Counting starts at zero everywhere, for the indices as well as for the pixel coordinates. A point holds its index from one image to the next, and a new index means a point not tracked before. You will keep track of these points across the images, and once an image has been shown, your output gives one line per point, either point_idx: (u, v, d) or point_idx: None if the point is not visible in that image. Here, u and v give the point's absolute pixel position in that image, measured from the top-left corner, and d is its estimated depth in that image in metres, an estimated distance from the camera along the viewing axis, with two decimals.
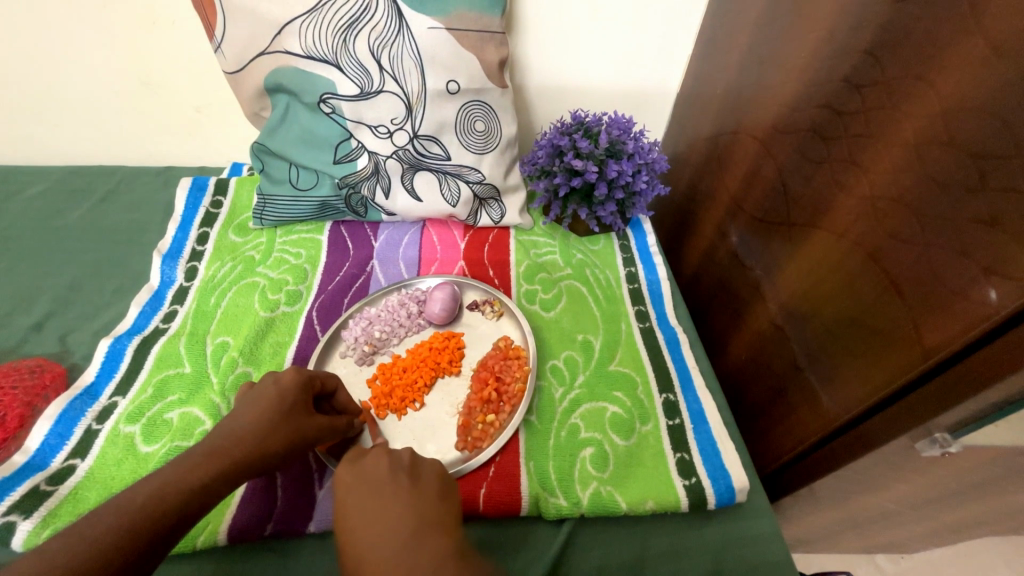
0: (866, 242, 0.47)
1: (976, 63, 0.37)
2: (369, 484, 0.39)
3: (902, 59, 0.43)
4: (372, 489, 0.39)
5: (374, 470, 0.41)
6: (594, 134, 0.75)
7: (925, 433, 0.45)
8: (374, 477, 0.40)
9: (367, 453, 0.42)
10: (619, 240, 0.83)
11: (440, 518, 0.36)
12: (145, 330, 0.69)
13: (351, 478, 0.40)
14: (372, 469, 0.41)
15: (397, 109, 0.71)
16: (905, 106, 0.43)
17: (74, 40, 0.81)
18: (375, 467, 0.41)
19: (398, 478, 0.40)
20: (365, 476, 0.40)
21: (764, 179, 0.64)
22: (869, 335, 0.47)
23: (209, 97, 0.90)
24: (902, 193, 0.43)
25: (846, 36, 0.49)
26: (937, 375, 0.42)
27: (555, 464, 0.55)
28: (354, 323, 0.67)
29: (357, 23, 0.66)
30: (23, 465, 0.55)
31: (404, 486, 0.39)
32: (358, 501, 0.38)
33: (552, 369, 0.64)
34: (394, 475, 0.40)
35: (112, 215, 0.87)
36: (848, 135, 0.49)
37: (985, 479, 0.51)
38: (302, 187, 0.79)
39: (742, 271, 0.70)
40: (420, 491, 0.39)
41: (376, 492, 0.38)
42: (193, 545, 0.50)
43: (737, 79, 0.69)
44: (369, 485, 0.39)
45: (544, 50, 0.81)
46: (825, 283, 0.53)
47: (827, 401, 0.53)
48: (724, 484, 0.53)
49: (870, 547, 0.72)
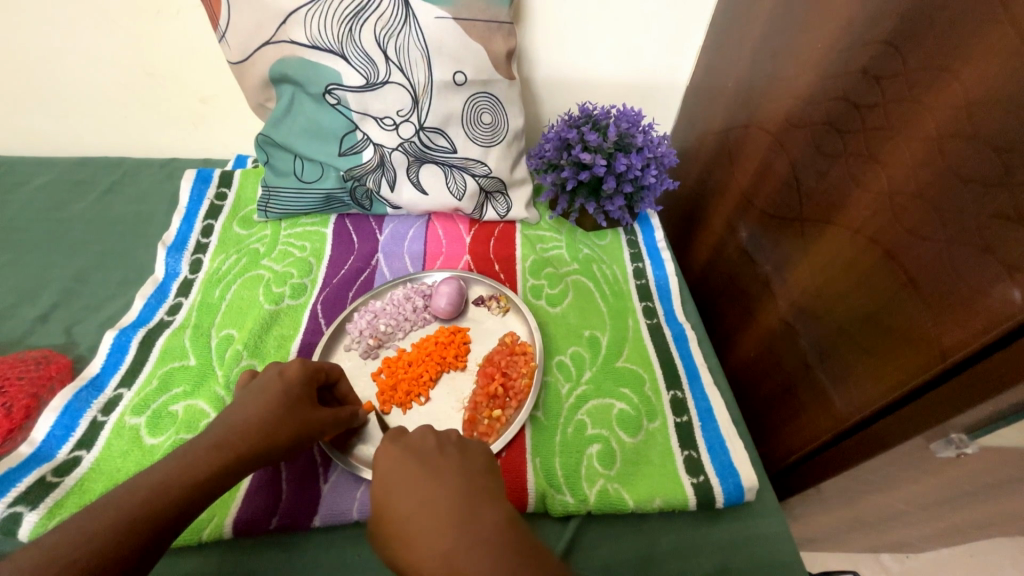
0: (883, 239, 0.46)
1: (1003, 52, 0.36)
2: (414, 458, 0.39)
3: (923, 51, 0.42)
4: (418, 462, 0.38)
5: (420, 445, 0.40)
6: (602, 127, 0.73)
7: (941, 434, 0.44)
8: (420, 452, 0.39)
9: (411, 430, 0.42)
10: (626, 235, 0.82)
11: (489, 491, 0.36)
12: (150, 322, 0.69)
13: (396, 452, 0.39)
14: (417, 444, 0.40)
15: (404, 101, 0.70)
16: (926, 99, 0.42)
17: (77, 29, 0.80)
18: (420, 442, 0.40)
19: (446, 453, 0.39)
20: (410, 451, 0.39)
21: (776, 173, 0.63)
22: (884, 333, 0.46)
23: (215, 88, 0.89)
24: (921, 188, 0.42)
25: (864, 26, 0.48)
26: (956, 375, 0.41)
27: (562, 460, 0.55)
28: (358, 317, 0.67)
29: (363, 12, 0.65)
30: (29, 456, 0.55)
31: (452, 461, 0.38)
32: (404, 475, 0.37)
33: (559, 364, 0.64)
34: (441, 451, 0.39)
35: (117, 207, 0.87)
36: (864, 129, 0.48)
37: (998, 481, 0.50)
38: (307, 179, 0.78)
39: (752, 267, 0.70)
40: (467, 464, 0.38)
41: (424, 465, 0.38)
42: (199, 538, 0.50)
43: (748, 71, 0.68)
44: (416, 458, 0.39)
45: (552, 42, 0.80)
46: (839, 281, 0.52)
47: (838, 400, 0.52)
48: (732, 482, 0.52)
49: (876, 546, 0.72)
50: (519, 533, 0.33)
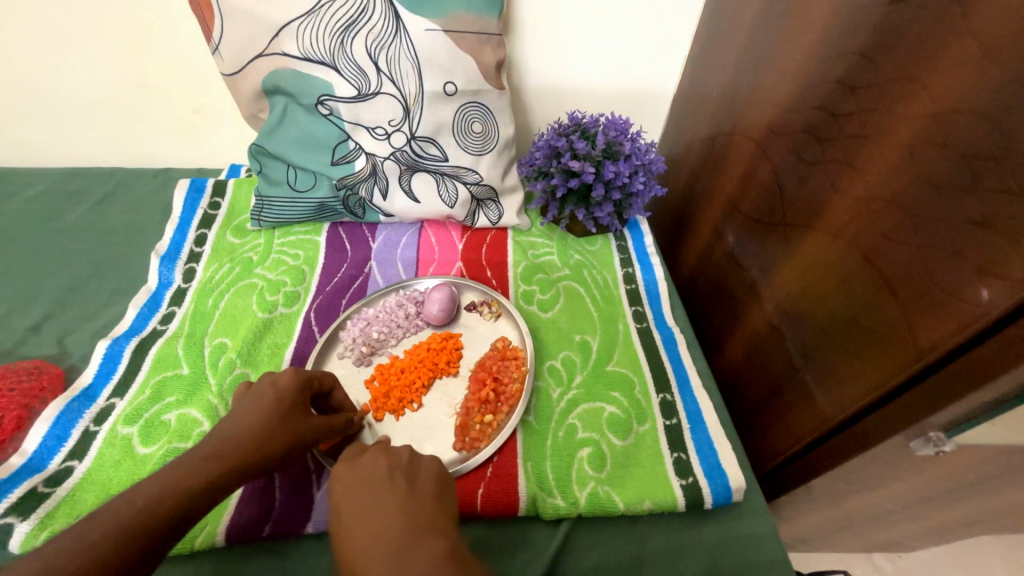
0: (861, 243, 0.47)
1: (969, 64, 0.37)
2: (363, 486, 0.39)
3: (895, 62, 0.43)
4: (368, 490, 0.39)
5: (371, 470, 0.41)
6: (591, 135, 0.75)
7: (920, 433, 0.46)
8: (370, 478, 0.40)
9: (366, 452, 0.42)
10: (616, 241, 0.84)
11: (431, 526, 0.36)
12: (144, 331, 0.69)
13: (349, 478, 0.40)
14: (368, 470, 0.41)
15: (395, 111, 0.71)
16: (898, 108, 0.43)
17: (71, 41, 0.81)
18: (372, 467, 0.41)
19: (394, 480, 0.40)
20: (362, 478, 0.40)
21: (760, 179, 0.64)
22: (865, 335, 0.47)
23: (209, 99, 0.90)
24: (896, 194, 0.44)
25: (839, 37, 0.49)
26: (932, 373, 0.42)
27: (553, 463, 0.56)
28: (352, 324, 0.67)
29: (354, 25, 0.66)
30: (21, 466, 0.55)
31: (398, 489, 0.39)
32: (353, 504, 0.38)
33: (550, 369, 0.65)
34: (390, 477, 0.40)
35: (111, 217, 0.87)
36: (841, 136, 0.50)
37: (978, 477, 0.52)
38: (300, 188, 0.79)
39: (738, 271, 0.71)
40: (413, 494, 0.39)
41: (371, 495, 0.38)
42: (192, 546, 0.50)
43: (732, 80, 0.70)
44: (364, 486, 0.39)
45: (542, 53, 0.82)
46: (821, 284, 0.53)
47: (823, 400, 0.53)
48: (721, 483, 0.53)
49: (866, 546, 0.73)
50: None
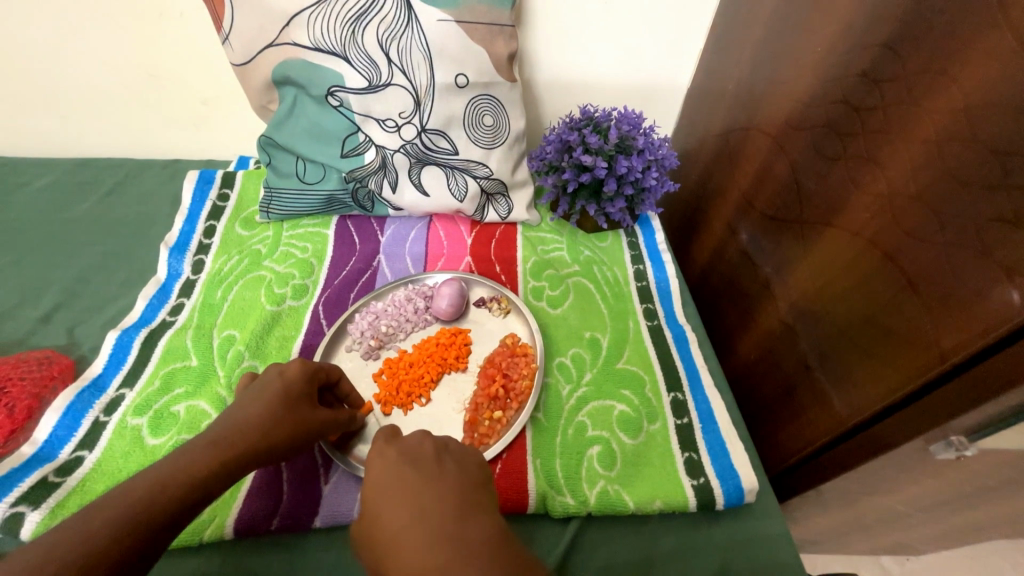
0: (883, 241, 0.46)
1: (1002, 56, 0.36)
2: (411, 463, 0.39)
3: (923, 55, 0.42)
4: (415, 467, 0.38)
5: (416, 450, 0.40)
6: (603, 129, 0.73)
7: (940, 436, 0.45)
8: (417, 458, 0.39)
9: (408, 433, 0.42)
10: (627, 237, 0.82)
11: (481, 503, 0.36)
12: (153, 322, 0.69)
13: (393, 455, 0.40)
14: (415, 449, 0.40)
15: (406, 103, 0.70)
16: (925, 103, 0.42)
17: (82, 30, 0.81)
18: (417, 447, 0.40)
19: (441, 461, 0.39)
20: (406, 455, 0.39)
21: (776, 175, 0.63)
22: (884, 336, 0.46)
23: (218, 90, 0.90)
24: (921, 190, 0.42)
25: (863, 29, 0.48)
26: (956, 376, 0.41)
27: (562, 461, 0.55)
28: (360, 317, 0.67)
29: (366, 15, 0.65)
30: (31, 456, 0.55)
31: (447, 469, 0.38)
32: (400, 478, 0.37)
33: (559, 366, 0.64)
34: (437, 458, 0.39)
35: (120, 208, 0.87)
36: (864, 132, 0.49)
37: (997, 483, 0.50)
38: (309, 181, 0.78)
39: (752, 269, 0.70)
40: (461, 474, 0.38)
41: (420, 472, 0.38)
42: (200, 538, 0.50)
43: (749, 74, 0.68)
44: (409, 462, 0.39)
45: (554, 45, 0.81)
46: (839, 283, 0.52)
47: (838, 402, 0.52)
48: (733, 484, 0.52)
49: (876, 549, 0.72)
50: (513, 549, 0.32)
